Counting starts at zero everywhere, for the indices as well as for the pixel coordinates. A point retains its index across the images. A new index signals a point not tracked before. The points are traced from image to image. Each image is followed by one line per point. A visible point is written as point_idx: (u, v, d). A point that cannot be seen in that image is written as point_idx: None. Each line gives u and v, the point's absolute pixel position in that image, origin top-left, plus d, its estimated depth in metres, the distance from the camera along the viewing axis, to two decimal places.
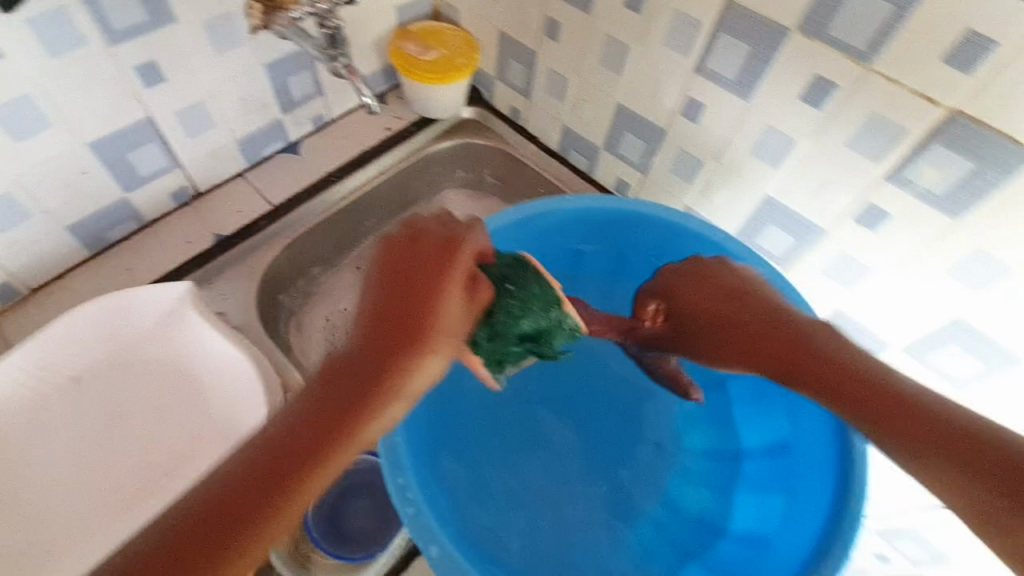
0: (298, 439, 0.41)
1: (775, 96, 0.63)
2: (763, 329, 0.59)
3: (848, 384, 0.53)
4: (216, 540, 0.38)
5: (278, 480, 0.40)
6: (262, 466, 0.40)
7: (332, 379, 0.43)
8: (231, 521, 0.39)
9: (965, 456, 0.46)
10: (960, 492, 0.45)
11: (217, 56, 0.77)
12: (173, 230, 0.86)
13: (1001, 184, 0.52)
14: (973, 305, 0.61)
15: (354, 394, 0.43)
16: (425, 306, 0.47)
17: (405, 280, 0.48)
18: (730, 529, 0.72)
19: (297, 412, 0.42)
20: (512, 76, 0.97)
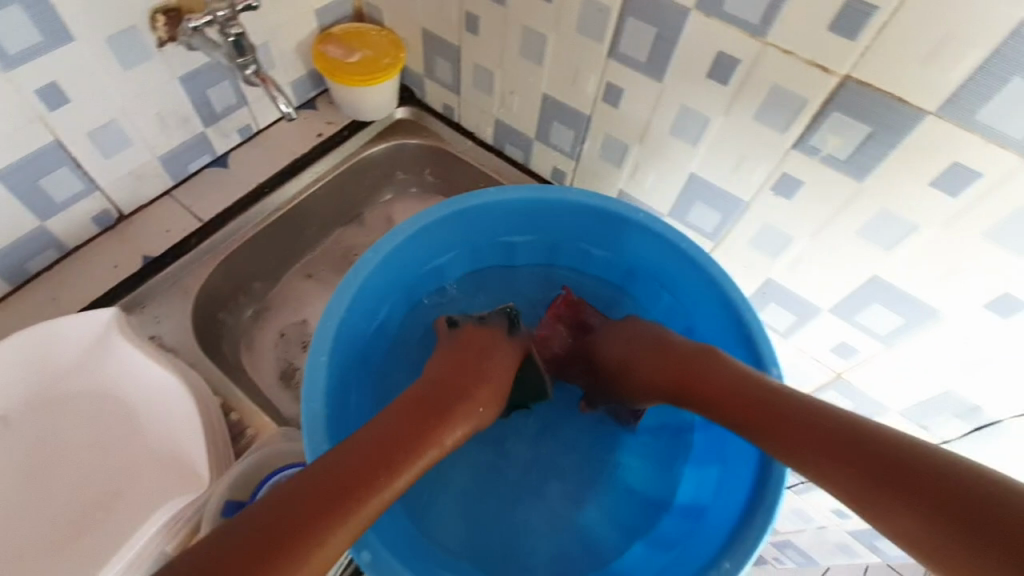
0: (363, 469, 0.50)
1: (686, 76, 0.64)
2: (673, 359, 0.63)
3: (774, 424, 0.54)
4: (291, 541, 0.45)
5: (329, 504, 0.47)
6: (335, 477, 0.49)
7: (382, 438, 0.52)
8: (306, 527, 0.46)
9: (854, 459, 0.48)
10: (856, 495, 0.48)
11: (125, 73, 0.74)
12: (98, 256, 0.83)
13: (894, 146, 0.55)
14: (886, 263, 0.64)
15: (415, 433, 0.54)
16: (468, 380, 0.61)
17: (458, 362, 0.63)
18: (674, 502, 0.69)
19: (367, 441, 0.52)
20: (440, 74, 0.96)
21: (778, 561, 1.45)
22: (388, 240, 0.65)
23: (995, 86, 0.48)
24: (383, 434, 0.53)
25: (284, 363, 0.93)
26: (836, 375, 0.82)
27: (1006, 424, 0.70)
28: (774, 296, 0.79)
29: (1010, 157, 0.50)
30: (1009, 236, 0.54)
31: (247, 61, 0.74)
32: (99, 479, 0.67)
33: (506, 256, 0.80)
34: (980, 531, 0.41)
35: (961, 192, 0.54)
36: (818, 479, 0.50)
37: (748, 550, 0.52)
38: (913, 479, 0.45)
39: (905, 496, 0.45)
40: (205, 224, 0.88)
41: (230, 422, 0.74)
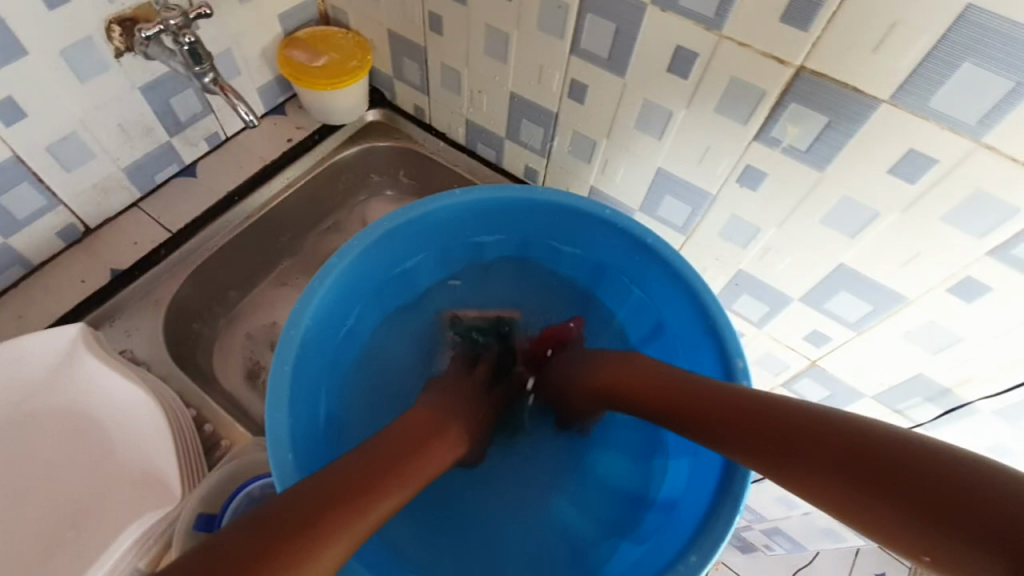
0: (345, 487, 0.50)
1: (646, 71, 0.65)
2: (627, 371, 0.64)
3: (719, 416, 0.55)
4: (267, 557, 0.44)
5: (304, 525, 0.46)
6: (346, 479, 0.51)
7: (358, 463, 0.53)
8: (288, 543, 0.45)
9: (772, 439, 0.51)
10: (788, 473, 0.50)
11: (83, 85, 0.73)
12: (65, 271, 0.82)
13: (851, 135, 0.56)
14: (852, 250, 0.65)
15: (397, 456, 0.56)
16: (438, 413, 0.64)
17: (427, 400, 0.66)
18: (651, 496, 0.69)
19: (372, 452, 0.55)
20: (408, 75, 0.95)
21: (769, 548, 1.46)
22: (354, 245, 0.65)
23: (946, 73, 0.48)
24: (383, 447, 0.56)
25: (250, 362, 0.93)
26: (812, 363, 0.83)
27: (977, 406, 0.71)
28: (746, 287, 0.79)
29: (964, 143, 0.51)
30: (968, 219, 0.55)
31: (204, 69, 0.73)
32: (72, 496, 0.67)
33: (476, 256, 0.80)
34: (881, 484, 0.44)
35: (919, 178, 0.55)
36: (753, 464, 0.52)
37: (714, 543, 0.53)
38: (822, 446, 0.48)
39: (818, 464, 0.48)
40: (173, 235, 0.87)
41: (204, 434, 0.73)
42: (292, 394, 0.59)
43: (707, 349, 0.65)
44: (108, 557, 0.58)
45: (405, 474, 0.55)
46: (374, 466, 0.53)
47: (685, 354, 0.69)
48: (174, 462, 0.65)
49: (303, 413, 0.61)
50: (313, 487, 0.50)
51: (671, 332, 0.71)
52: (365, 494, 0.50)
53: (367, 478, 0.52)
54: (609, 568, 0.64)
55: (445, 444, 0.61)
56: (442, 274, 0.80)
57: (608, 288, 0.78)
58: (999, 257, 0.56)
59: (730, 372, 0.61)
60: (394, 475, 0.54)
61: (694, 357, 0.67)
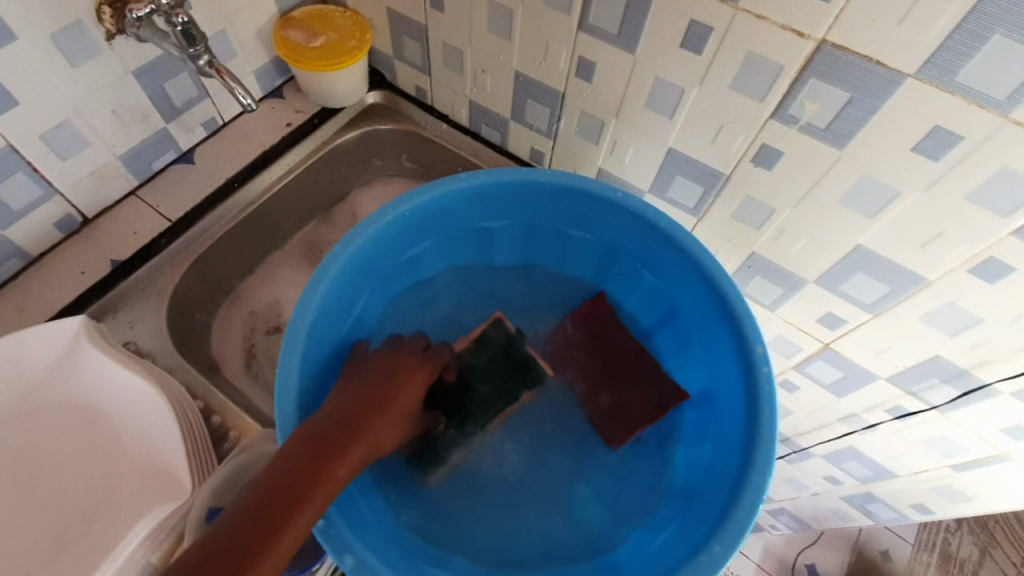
0: (266, 507, 0.49)
1: (660, 45, 0.62)
2: None
3: None
4: None
5: (232, 560, 0.46)
6: (282, 488, 0.50)
7: (283, 473, 0.51)
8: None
9: None
10: None
11: (75, 71, 0.71)
12: (66, 262, 0.81)
13: (874, 111, 0.54)
14: (871, 231, 0.63)
15: (327, 451, 0.53)
16: (380, 393, 0.61)
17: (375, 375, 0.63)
18: (669, 484, 0.69)
19: (264, 493, 0.50)
20: (408, 55, 0.92)
21: (775, 527, 1.46)
22: (359, 231, 0.63)
23: (973, 45, 0.46)
24: (311, 442, 0.53)
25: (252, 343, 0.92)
26: (825, 345, 0.81)
27: (994, 387, 0.69)
28: (759, 269, 0.78)
29: (991, 119, 0.49)
30: (993, 197, 0.53)
31: (198, 52, 0.71)
32: (81, 490, 0.66)
33: (483, 242, 0.78)
34: None
35: (944, 155, 0.53)
36: None
37: (736, 534, 0.53)
38: None
39: None
40: (173, 223, 0.85)
41: (212, 425, 0.72)
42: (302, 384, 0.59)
43: (720, 334, 0.64)
44: (119, 553, 0.58)
45: (338, 472, 0.53)
46: (250, 526, 0.48)
47: (699, 338, 0.68)
48: (183, 456, 0.65)
49: (310, 404, 0.61)
50: (242, 509, 0.49)
51: (684, 318, 0.70)
52: (270, 539, 0.47)
53: (242, 545, 0.47)
54: (625, 556, 0.64)
55: (387, 425, 0.60)
56: (448, 262, 0.79)
57: (617, 272, 0.77)
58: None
59: (748, 357, 0.59)
60: (279, 530, 0.48)
61: (710, 344, 0.66)
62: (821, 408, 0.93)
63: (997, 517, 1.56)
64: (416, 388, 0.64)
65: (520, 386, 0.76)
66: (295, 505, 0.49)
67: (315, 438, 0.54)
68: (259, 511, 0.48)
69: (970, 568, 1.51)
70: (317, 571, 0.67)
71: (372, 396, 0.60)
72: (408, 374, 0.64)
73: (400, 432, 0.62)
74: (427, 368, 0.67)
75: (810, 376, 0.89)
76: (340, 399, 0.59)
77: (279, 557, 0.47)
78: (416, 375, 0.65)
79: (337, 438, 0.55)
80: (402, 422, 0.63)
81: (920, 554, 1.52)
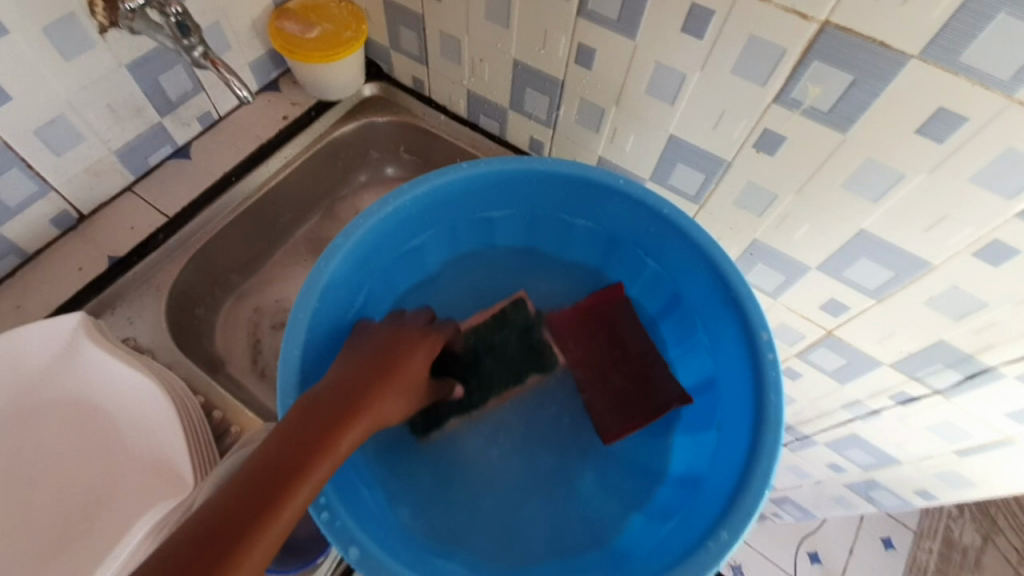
0: (272, 469, 0.48)
1: (661, 30, 0.61)
2: None
3: None
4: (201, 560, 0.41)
5: (238, 522, 0.44)
6: (287, 453, 0.49)
7: (287, 440, 0.50)
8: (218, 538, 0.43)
9: None
10: None
11: (68, 65, 0.70)
12: (63, 259, 0.80)
13: (878, 93, 0.53)
14: (875, 215, 0.62)
15: (332, 419, 0.53)
16: (383, 365, 0.60)
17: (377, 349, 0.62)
18: (669, 473, 0.69)
19: (268, 458, 0.49)
20: (405, 46, 0.91)
21: (777, 516, 1.47)
22: (359, 222, 0.63)
23: (979, 24, 0.45)
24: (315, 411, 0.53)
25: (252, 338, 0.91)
26: (827, 332, 0.82)
27: (998, 371, 0.69)
28: (761, 257, 0.77)
29: (997, 99, 0.48)
30: (998, 179, 0.53)
31: (192, 43, 0.70)
32: (82, 488, 0.65)
33: (483, 232, 0.78)
34: None
35: (949, 137, 0.52)
36: None
37: (742, 521, 0.53)
38: None
39: None
40: (170, 218, 0.84)
41: (214, 421, 0.72)
42: (303, 376, 0.58)
43: (725, 320, 0.64)
44: (123, 549, 0.57)
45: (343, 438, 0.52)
46: (255, 489, 0.46)
47: (703, 325, 0.68)
48: (185, 451, 0.64)
49: None
50: (247, 474, 0.47)
51: (688, 304, 0.70)
52: (276, 501, 0.46)
53: (249, 507, 0.45)
54: (630, 545, 0.64)
55: (392, 395, 0.59)
56: (449, 252, 0.79)
57: (619, 260, 0.77)
58: None
59: (753, 342, 0.59)
60: (286, 491, 0.46)
61: (714, 330, 0.66)
62: (824, 395, 0.93)
63: (998, 503, 1.57)
64: (420, 360, 0.64)
65: (529, 369, 0.76)
66: (296, 472, 0.48)
67: (311, 410, 0.53)
68: (260, 482, 0.47)
69: (971, 554, 1.52)
70: (321, 565, 0.67)
71: (375, 368, 0.59)
72: (406, 348, 0.63)
73: (406, 405, 0.61)
74: (430, 339, 0.66)
75: (813, 363, 0.89)
76: (338, 374, 0.58)
77: (287, 519, 0.46)
78: (417, 348, 0.64)
79: (340, 405, 0.54)
80: (408, 393, 0.62)
81: (922, 541, 1.53)
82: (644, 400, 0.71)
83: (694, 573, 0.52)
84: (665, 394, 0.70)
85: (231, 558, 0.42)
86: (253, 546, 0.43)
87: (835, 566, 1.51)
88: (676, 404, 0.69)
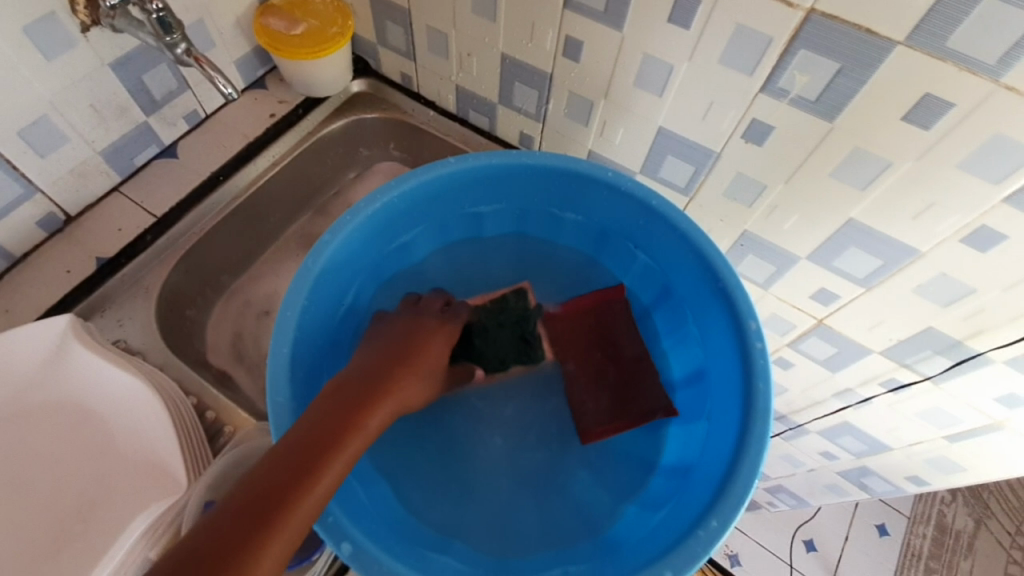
0: (300, 452, 0.49)
1: (648, 21, 0.61)
2: None
3: None
4: (235, 540, 0.43)
5: (269, 504, 0.45)
6: (314, 437, 0.50)
7: (315, 423, 0.51)
8: (249, 520, 0.44)
9: None
10: None
11: (50, 65, 0.69)
12: (50, 261, 0.79)
13: (864, 82, 0.53)
14: (863, 203, 0.63)
15: (357, 404, 0.54)
16: (404, 353, 0.61)
17: (398, 337, 0.63)
18: (661, 463, 0.69)
19: (295, 441, 0.49)
20: (392, 41, 0.90)
21: (773, 505, 1.48)
22: (347, 219, 0.62)
23: (962, 11, 0.45)
24: (342, 397, 0.54)
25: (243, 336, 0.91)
26: (818, 321, 0.82)
27: (988, 356, 0.70)
28: (752, 247, 0.77)
29: (983, 84, 0.48)
30: (984, 165, 0.53)
31: (175, 40, 0.69)
32: (75, 492, 0.65)
33: (474, 227, 0.78)
34: None
35: (935, 123, 0.53)
36: None
37: (733, 506, 0.53)
38: None
39: None
40: (158, 218, 0.84)
41: (206, 421, 0.72)
42: (294, 375, 0.58)
43: (715, 311, 0.64)
44: (117, 550, 0.57)
45: (368, 423, 0.53)
46: (283, 472, 0.47)
47: (694, 316, 0.68)
48: (178, 451, 0.64)
49: (303, 395, 0.60)
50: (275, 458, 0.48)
51: (678, 296, 0.70)
52: (304, 486, 0.47)
53: (277, 491, 0.46)
54: (624, 535, 0.64)
55: (413, 380, 0.60)
56: (441, 248, 0.79)
57: (612, 253, 0.77)
58: (1017, 204, 0.54)
59: (742, 332, 0.59)
60: (313, 475, 0.48)
61: (705, 321, 0.66)
62: (817, 384, 0.94)
63: (990, 488, 1.59)
64: (440, 347, 0.65)
65: (524, 355, 0.76)
66: (326, 452, 0.49)
67: (338, 393, 0.55)
68: (292, 459, 0.48)
69: (964, 538, 1.53)
70: (316, 562, 0.67)
71: (395, 356, 0.61)
72: (427, 334, 0.65)
73: (428, 391, 0.62)
74: (448, 327, 0.67)
75: (804, 353, 0.89)
76: (362, 360, 0.60)
77: (315, 503, 0.47)
78: (437, 335, 0.65)
79: (365, 391, 0.55)
80: (431, 378, 0.63)
81: (916, 527, 1.55)
82: (628, 404, 0.71)
83: (684, 561, 0.52)
84: (652, 402, 0.70)
85: (263, 537, 0.44)
86: (282, 529, 0.45)
87: (830, 553, 1.52)
88: (661, 414, 0.69)
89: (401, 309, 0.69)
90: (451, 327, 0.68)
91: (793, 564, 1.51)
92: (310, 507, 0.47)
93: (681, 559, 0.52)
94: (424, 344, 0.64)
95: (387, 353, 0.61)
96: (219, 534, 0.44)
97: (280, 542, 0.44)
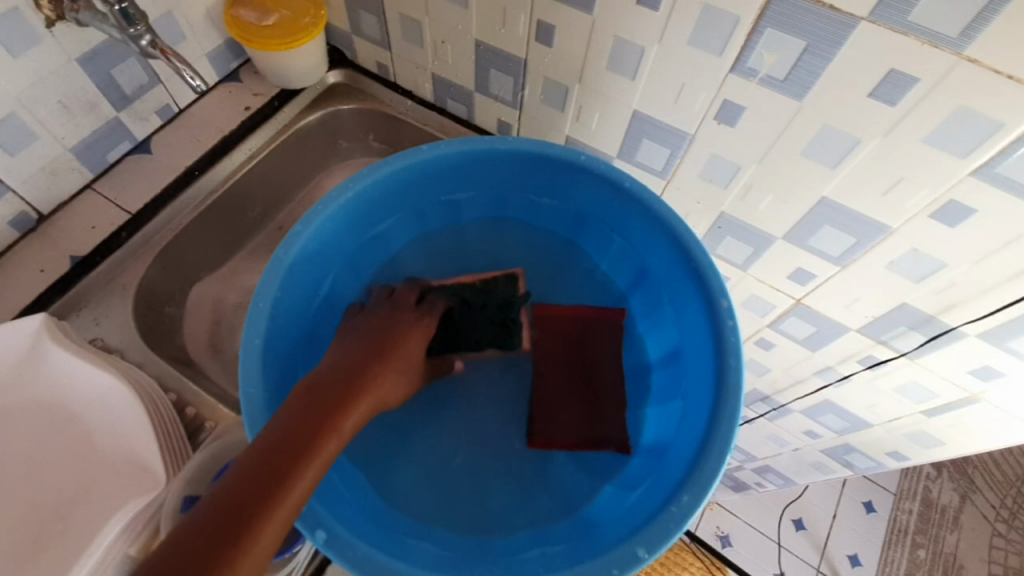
0: (278, 448, 0.49)
1: (618, 3, 0.61)
2: None
3: None
4: (214, 539, 0.43)
5: (248, 502, 0.45)
6: (291, 433, 0.50)
7: (293, 419, 0.51)
8: (227, 518, 0.44)
9: None
10: None
11: (15, 61, 0.68)
12: (23, 261, 0.78)
13: (830, 59, 0.54)
14: (835, 180, 0.64)
15: (335, 399, 0.54)
16: (382, 346, 0.62)
17: (376, 331, 0.64)
18: (639, 445, 0.70)
19: (273, 437, 0.49)
20: (366, 30, 0.89)
21: (761, 486, 1.47)
22: (317, 210, 0.62)
23: None
24: (319, 392, 0.54)
25: (224, 332, 0.91)
26: (796, 301, 0.83)
27: (961, 330, 0.71)
28: (729, 229, 0.78)
29: (946, 58, 0.49)
30: (949, 140, 0.54)
31: (139, 31, 0.68)
32: (53, 491, 0.64)
33: (452, 216, 0.78)
34: None
35: (900, 99, 0.54)
36: None
37: (706, 483, 0.54)
38: None
39: None
40: (133, 215, 0.83)
41: (187, 418, 0.71)
42: (270, 366, 0.58)
43: (690, 292, 0.64)
44: (96, 546, 0.58)
45: (347, 417, 0.53)
46: (261, 469, 0.47)
47: (670, 298, 0.69)
48: (156, 448, 0.64)
49: (278, 387, 0.60)
50: (253, 455, 0.48)
51: (654, 280, 0.71)
52: (282, 481, 0.47)
53: (255, 489, 0.46)
54: (602, 515, 0.65)
55: (390, 372, 0.60)
56: (419, 238, 0.79)
57: (588, 240, 0.77)
58: (982, 177, 0.55)
59: (715, 312, 0.60)
60: (292, 471, 0.48)
61: (680, 302, 0.66)
62: (798, 363, 0.95)
63: (974, 462, 1.62)
64: (418, 340, 0.66)
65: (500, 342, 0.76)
66: (308, 445, 0.49)
67: (315, 388, 0.55)
68: (272, 454, 0.48)
69: (950, 512, 1.56)
70: (298, 553, 0.67)
71: (372, 350, 0.61)
72: (405, 327, 0.65)
73: (407, 383, 0.63)
74: (424, 321, 0.68)
75: (784, 332, 0.90)
76: (342, 352, 0.60)
77: (295, 499, 0.47)
78: (414, 328, 0.66)
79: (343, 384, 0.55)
80: (409, 370, 0.63)
81: (902, 502, 1.58)
82: (594, 424, 0.70)
83: (660, 538, 0.53)
84: (609, 428, 0.70)
85: (241, 534, 0.44)
86: (261, 525, 0.45)
87: (818, 531, 1.55)
88: (614, 444, 0.69)
89: (379, 301, 0.70)
90: (425, 322, 0.68)
91: (780, 542, 1.54)
92: (289, 501, 0.47)
93: (656, 536, 0.53)
94: (402, 338, 0.64)
95: (365, 346, 0.61)
96: (200, 530, 0.44)
97: (261, 538, 0.44)
